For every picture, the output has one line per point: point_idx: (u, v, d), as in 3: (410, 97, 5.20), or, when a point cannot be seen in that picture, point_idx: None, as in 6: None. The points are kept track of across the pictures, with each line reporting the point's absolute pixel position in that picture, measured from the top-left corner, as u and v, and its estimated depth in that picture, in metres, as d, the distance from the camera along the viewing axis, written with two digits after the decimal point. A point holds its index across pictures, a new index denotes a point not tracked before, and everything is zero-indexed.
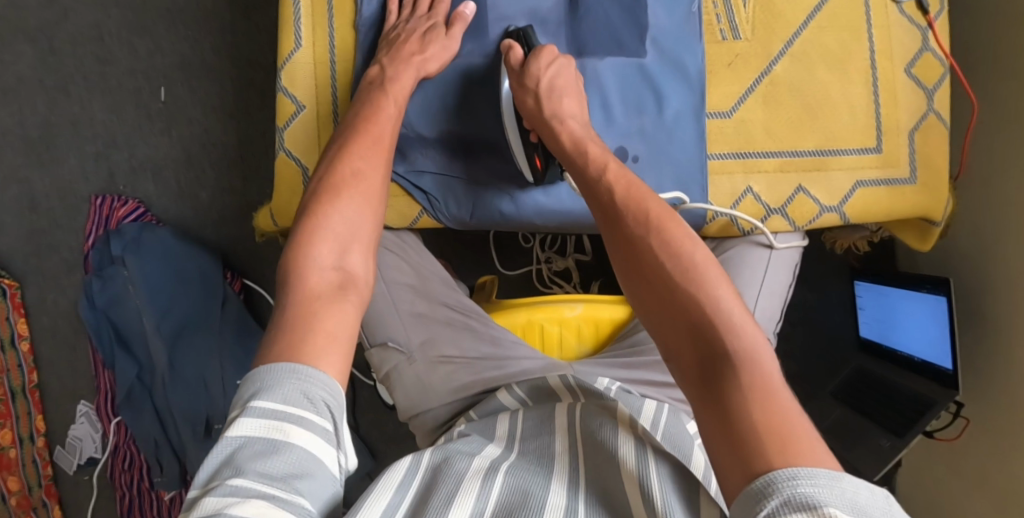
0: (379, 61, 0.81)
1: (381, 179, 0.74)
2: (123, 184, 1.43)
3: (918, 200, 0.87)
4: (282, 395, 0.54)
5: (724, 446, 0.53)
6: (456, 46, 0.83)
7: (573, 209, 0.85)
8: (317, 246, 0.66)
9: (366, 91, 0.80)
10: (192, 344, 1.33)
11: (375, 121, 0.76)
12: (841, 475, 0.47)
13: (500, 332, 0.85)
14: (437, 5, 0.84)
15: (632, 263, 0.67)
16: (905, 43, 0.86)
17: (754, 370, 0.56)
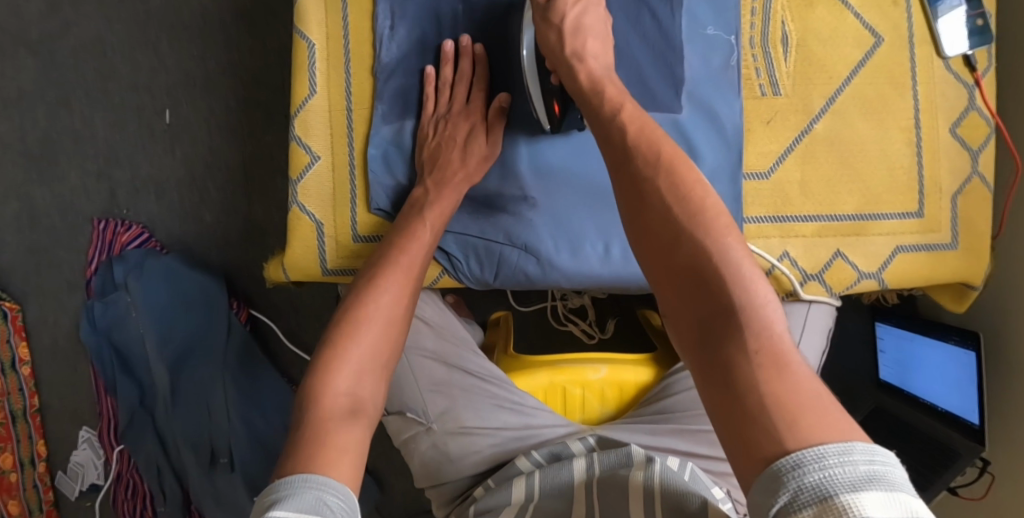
0: (422, 181, 0.78)
1: (403, 310, 0.71)
2: (125, 205, 1.38)
3: (957, 266, 0.83)
4: (297, 503, 0.49)
5: (730, 425, 0.49)
6: (495, 154, 0.80)
7: (602, 274, 0.80)
8: (336, 373, 0.64)
9: (406, 215, 0.77)
10: (195, 373, 1.30)
11: (408, 248, 0.74)
12: (852, 448, 0.44)
13: (522, 398, 0.81)
14: (474, 97, 0.80)
15: (636, 209, 0.61)
16: (950, 101, 0.82)
17: (761, 335, 0.51)
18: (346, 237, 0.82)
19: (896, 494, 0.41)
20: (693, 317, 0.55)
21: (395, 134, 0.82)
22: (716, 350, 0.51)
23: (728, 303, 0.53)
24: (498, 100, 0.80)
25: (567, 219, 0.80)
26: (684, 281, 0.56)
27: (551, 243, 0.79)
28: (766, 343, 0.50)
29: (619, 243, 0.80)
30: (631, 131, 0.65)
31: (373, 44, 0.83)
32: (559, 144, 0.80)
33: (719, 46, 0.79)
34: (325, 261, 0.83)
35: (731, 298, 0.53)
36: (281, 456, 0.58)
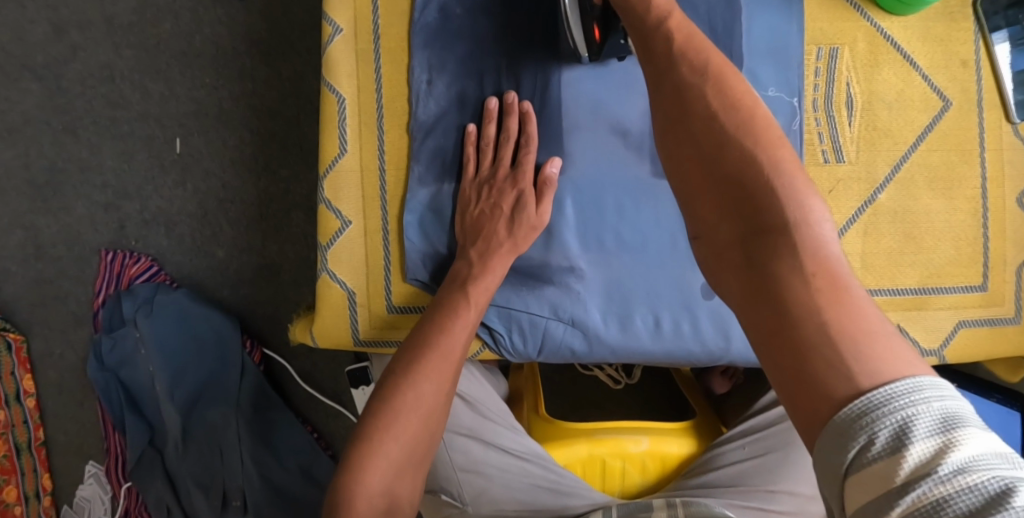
0: (467, 252, 0.73)
1: (444, 395, 0.67)
2: (134, 237, 1.33)
3: (1022, 342, 0.79)
4: None
5: (782, 349, 0.47)
6: (543, 223, 0.74)
7: (652, 349, 0.76)
8: (370, 474, 0.61)
9: (446, 289, 0.72)
10: (208, 414, 1.26)
11: (452, 328, 0.69)
12: (920, 381, 0.43)
13: (561, 477, 0.76)
14: (520, 158, 0.75)
15: (676, 124, 0.58)
16: (1019, 169, 0.78)
17: (818, 253, 0.49)
18: (379, 307, 0.78)
19: (972, 428, 0.41)
20: (741, 233, 0.52)
21: (432, 199, 0.78)
22: (771, 270, 0.48)
23: (777, 220, 0.51)
24: (550, 164, 0.75)
25: (614, 294, 0.76)
26: (729, 195, 0.53)
27: (598, 317, 0.76)
28: (820, 263, 0.48)
29: (669, 318, 0.76)
30: (677, 43, 0.61)
31: (409, 99, 0.78)
32: (593, 75, 0.77)
33: (781, 108, 0.75)
34: (356, 331, 0.78)
35: (781, 214, 0.51)
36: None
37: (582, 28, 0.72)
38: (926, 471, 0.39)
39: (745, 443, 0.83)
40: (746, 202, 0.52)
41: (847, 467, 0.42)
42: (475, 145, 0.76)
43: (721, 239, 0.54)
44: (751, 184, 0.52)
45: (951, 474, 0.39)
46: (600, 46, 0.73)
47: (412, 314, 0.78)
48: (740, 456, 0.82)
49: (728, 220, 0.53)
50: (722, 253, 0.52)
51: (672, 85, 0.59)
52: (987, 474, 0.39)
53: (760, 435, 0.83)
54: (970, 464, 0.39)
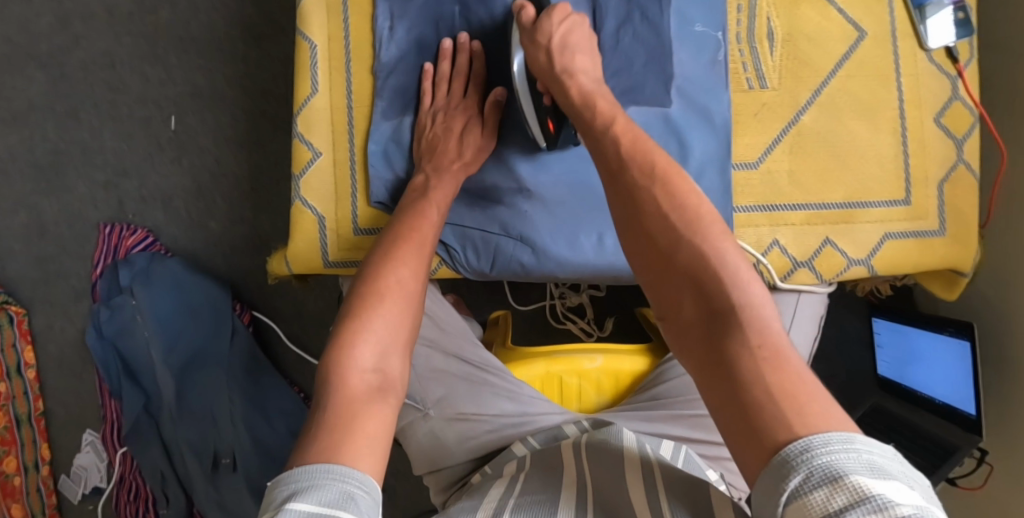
0: (422, 167, 0.81)
1: (420, 281, 0.72)
2: (132, 213, 1.41)
3: (946, 253, 0.85)
4: (321, 499, 0.50)
5: (734, 409, 0.53)
6: (490, 146, 0.83)
7: (595, 263, 0.82)
8: (357, 351, 0.63)
9: (408, 199, 0.78)
10: (201, 378, 1.31)
11: (419, 226, 0.75)
12: (852, 437, 0.47)
13: (519, 387, 0.84)
14: (470, 91, 0.84)
15: (634, 217, 0.65)
16: (934, 93, 0.84)
17: (762, 330, 0.55)
18: (347, 230, 0.85)
19: (900, 481, 0.45)
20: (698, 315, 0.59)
21: (394, 131, 0.85)
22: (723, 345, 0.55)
23: (728, 306, 0.58)
24: (494, 94, 0.83)
25: (562, 213, 0.82)
26: (685, 283, 0.61)
27: (543, 233, 0.82)
28: (765, 339, 0.55)
29: (612, 234, 0.82)
30: (625, 145, 0.68)
31: (373, 42, 0.85)
32: (557, 159, 0.82)
33: (707, 43, 0.82)
34: (326, 253, 0.85)
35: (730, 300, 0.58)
36: (301, 445, 0.57)
37: (539, 119, 0.79)
38: (856, 504, 0.42)
39: None
40: (700, 290, 0.59)
41: (785, 500, 0.46)
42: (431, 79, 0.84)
43: (685, 322, 0.60)
44: (702, 276, 0.60)
45: (880, 503, 0.42)
46: (555, 135, 0.78)
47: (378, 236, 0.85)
48: None
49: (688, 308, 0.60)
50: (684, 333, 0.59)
51: (627, 186, 0.66)
52: (911, 512, 0.42)
53: None
54: (896, 503, 0.42)
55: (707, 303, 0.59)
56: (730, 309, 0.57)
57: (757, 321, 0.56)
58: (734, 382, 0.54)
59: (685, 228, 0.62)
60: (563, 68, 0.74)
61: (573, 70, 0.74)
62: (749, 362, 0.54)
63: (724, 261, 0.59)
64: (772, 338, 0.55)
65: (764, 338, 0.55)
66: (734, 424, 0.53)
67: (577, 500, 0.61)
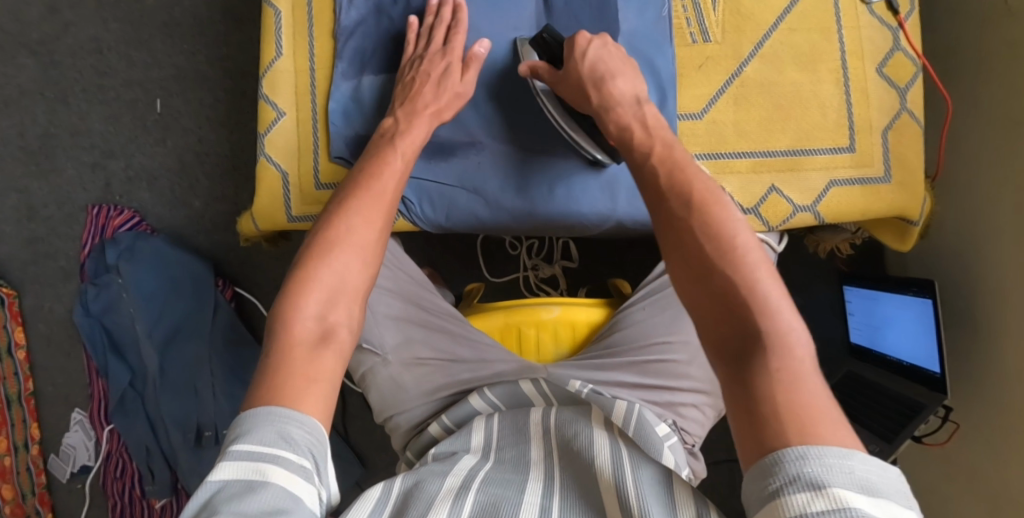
0: (394, 111, 0.81)
1: (378, 232, 0.71)
2: (118, 194, 1.45)
3: (893, 199, 0.86)
4: (258, 438, 0.53)
5: (743, 423, 0.51)
6: (468, 92, 0.83)
7: (546, 212, 0.84)
8: (304, 299, 0.64)
9: (377, 143, 0.78)
10: (183, 351, 1.34)
11: (381, 176, 0.74)
12: (852, 453, 0.45)
13: (477, 335, 0.87)
14: (453, 38, 0.83)
15: (666, 229, 0.62)
16: (876, 44, 0.86)
17: (784, 352, 0.52)
18: (309, 186, 0.87)
19: (886, 502, 0.43)
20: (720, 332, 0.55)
21: (354, 91, 0.87)
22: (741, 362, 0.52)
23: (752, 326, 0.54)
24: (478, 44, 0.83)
25: (513, 164, 0.85)
26: (713, 296, 0.57)
27: (494, 184, 0.84)
28: (786, 360, 0.51)
29: (562, 183, 0.84)
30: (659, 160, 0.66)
31: (334, 8, 0.89)
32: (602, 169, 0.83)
33: (651, 0, 0.86)
34: (290, 208, 0.88)
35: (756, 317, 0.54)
36: (252, 385, 0.60)
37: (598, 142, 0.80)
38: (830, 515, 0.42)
39: (646, 304, 0.87)
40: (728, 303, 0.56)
41: (764, 496, 0.45)
42: (416, 31, 0.85)
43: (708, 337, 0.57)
44: (733, 291, 0.56)
45: None
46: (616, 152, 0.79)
47: None
48: (643, 315, 0.87)
49: (716, 321, 0.56)
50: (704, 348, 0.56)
51: (661, 202, 0.64)
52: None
53: (663, 294, 0.88)
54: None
55: (732, 319, 0.55)
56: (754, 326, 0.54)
57: (781, 339, 0.53)
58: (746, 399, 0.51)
59: (718, 242, 0.58)
60: (602, 102, 0.74)
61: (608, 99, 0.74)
62: (764, 381, 0.51)
63: (756, 280, 0.56)
64: (793, 361, 0.51)
65: (786, 360, 0.51)
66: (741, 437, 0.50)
67: (545, 478, 0.61)
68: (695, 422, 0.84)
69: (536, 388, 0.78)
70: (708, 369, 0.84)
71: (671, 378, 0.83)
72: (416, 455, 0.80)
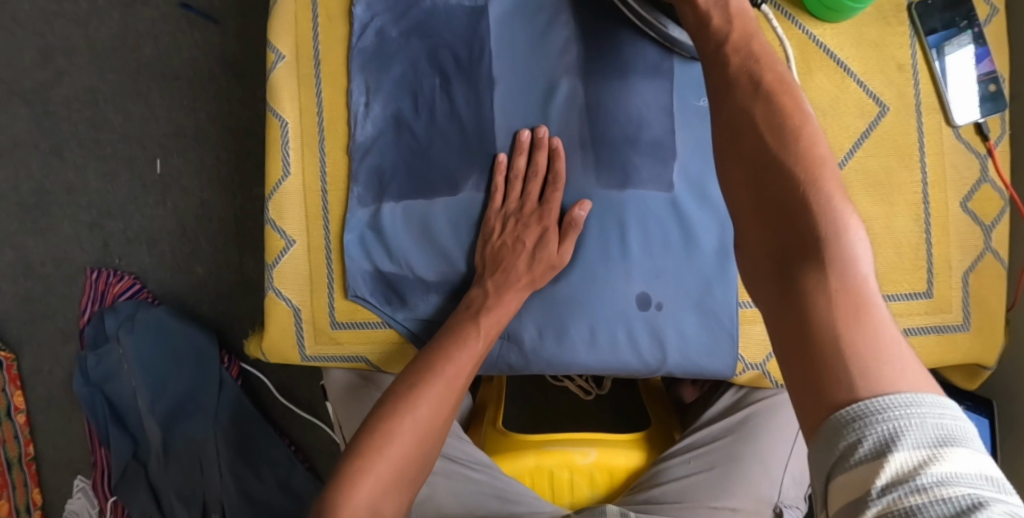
0: (483, 280, 0.74)
1: (442, 426, 0.68)
2: (117, 255, 1.36)
3: (969, 348, 0.78)
4: None
5: (796, 353, 0.44)
6: (563, 262, 0.75)
7: (587, 362, 0.76)
8: (357, 491, 0.60)
9: (460, 317, 0.72)
10: (189, 426, 1.27)
11: (456, 355, 0.70)
12: (921, 398, 0.39)
13: (506, 484, 0.79)
14: (552, 198, 0.76)
15: (727, 132, 0.55)
16: (961, 173, 0.77)
17: (846, 267, 0.44)
18: (323, 323, 0.79)
19: (962, 451, 0.36)
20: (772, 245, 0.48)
21: (372, 218, 0.78)
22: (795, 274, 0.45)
23: (811, 234, 0.47)
24: (579, 209, 0.75)
25: (552, 310, 0.77)
26: (769, 203, 0.50)
27: (531, 330, 0.77)
28: (848, 276, 0.44)
29: (604, 333, 0.76)
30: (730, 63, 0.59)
31: (348, 122, 0.80)
32: (678, 305, 0.76)
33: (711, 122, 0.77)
34: (302, 346, 0.80)
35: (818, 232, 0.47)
36: None
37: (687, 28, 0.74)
38: (899, 481, 0.35)
39: (690, 458, 0.80)
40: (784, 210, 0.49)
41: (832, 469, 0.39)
42: (507, 178, 0.76)
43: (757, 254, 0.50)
44: (795, 197, 0.49)
45: (930, 484, 0.35)
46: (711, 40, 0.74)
47: (357, 330, 0.79)
48: (685, 471, 0.79)
49: (768, 227, 0.49)
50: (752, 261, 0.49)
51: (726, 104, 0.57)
52: (966, 492, 0.34)
53: (709, 449, 0.80)
54: (950, 483, 0.35)
55: (786, 229, 0.48)
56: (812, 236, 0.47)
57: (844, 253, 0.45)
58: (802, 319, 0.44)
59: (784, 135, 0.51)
60: None
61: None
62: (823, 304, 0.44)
63: (822, 181, 0.49)
64: (856, 276, 0.44)
65: (846, 276, 0.44)
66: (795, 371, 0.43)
67: None
68: None
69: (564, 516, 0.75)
70: None
71: None
72: None
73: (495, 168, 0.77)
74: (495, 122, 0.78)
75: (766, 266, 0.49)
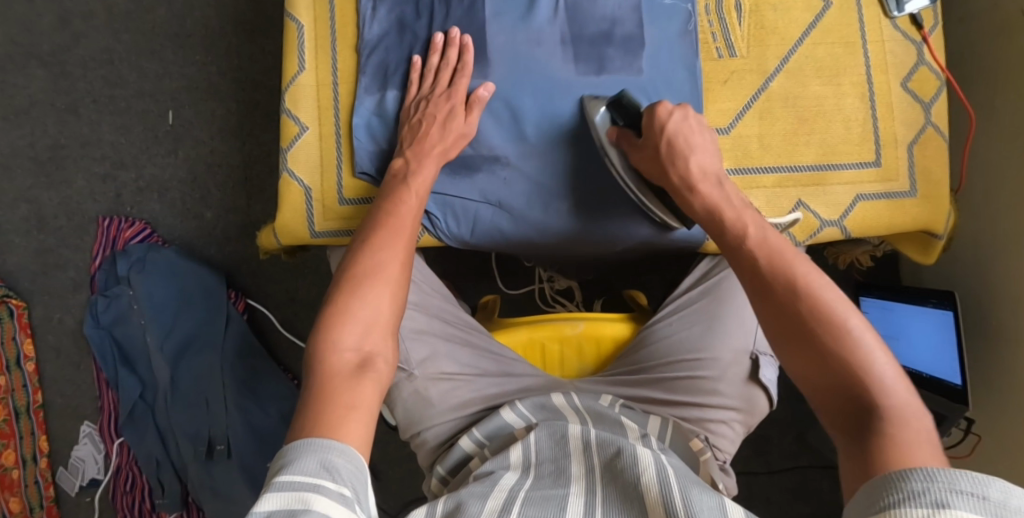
0: (403, 152, 0.83)
1: (401, 268, 0.74)
2: (129, 205, 1.43)
3: (918, 214, 0.86)
4: (299, 469, 0.53)
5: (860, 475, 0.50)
6: (472, 131, 0.84)
7: (570, 227, 0.86)
8: (341, 333, 0.66)
9: (390, 184, 0.81)
10: (195, 364, 1.32)
11: (398, 212, 0.78)
12: (989, 480, 0.41)
13: (502, 350, 0.86)
14: (457, 79, 0.84)
15: (771, 309, 0.61)
16: (900, 58, 0.86)
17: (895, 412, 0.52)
18: (332, 201, 0.88)
19: None
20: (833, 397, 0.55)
21: (377, 105, 0.88)
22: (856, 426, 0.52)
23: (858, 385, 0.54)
24: (482, 90, 0.84)
25: (537, 184, 0.85)
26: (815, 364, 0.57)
27: (523, 200, 0.85)
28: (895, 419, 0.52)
29: (586, 202, 0.85)
30: (755, 243, 0.66)
31: (357, 23, 0.90)
32: None
33: (678, 15, 0.86)
34: (313, 223, 0.88)
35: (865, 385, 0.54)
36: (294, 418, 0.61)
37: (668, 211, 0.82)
38: None
39: (672, 320, 0.87)
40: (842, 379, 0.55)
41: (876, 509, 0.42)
42: (420, 73, 0.86)
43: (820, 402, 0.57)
44: (846, 371, 0.55)
45: None
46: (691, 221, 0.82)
47: (361, 206, 0.88)
48: (669, 331, 0.86)
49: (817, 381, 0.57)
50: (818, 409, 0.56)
51: (763, 281, 0.63)
52: None
53: (688, 310, 0.87)
54: None
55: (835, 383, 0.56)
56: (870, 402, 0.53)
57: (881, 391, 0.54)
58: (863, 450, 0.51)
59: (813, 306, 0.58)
60: (686, 180, 0.75)
61: (693, 184, 0.74)
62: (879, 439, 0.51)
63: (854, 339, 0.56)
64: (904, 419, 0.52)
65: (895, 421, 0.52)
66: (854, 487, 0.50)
67: (586, 493, 0.63)
68: (725, 439, 0.83)
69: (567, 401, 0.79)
70: (738, 385, 0.83)
71: (701, 394, 0.83)
72: (449, 469, 0.78)
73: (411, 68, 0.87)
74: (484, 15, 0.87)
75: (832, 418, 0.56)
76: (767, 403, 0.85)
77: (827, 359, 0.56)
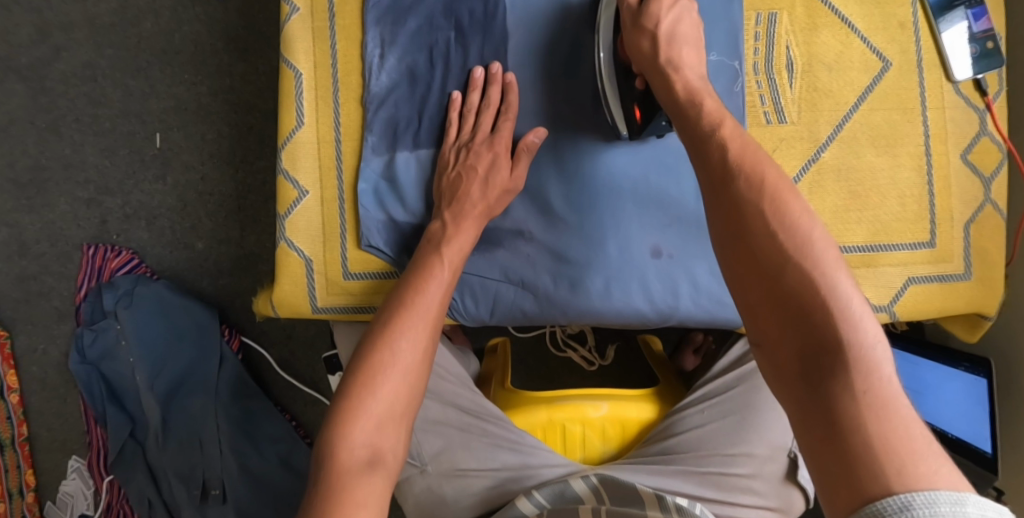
0: (441, 213, 0.75)
1: (422, 356, 0.67)
2: (115, 232, 1.33)
3: (971, 297, 0.80)
4: None
5: (826, 449, 0.44)
6: (517, 187, 0.77)
7: (600, 308, 0.78)
8: (354, 425, 0.60)
9: (423, 251, 0.74)
10: (187, 403, 1.23)
11: (424, 293, 0.70)
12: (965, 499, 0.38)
13: (520, 437, 0.79)
14: (501, 126, 0.77)
15: (734, 234, 0.55)
16: (961, 127, 0.79)
17: (871, 372, 0.45)
18: (336, 274, 0.81)
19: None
20: (799, 350, 0.49)
21: (385, 168, 0.80)
22: (823, 385, 0.46)
23: (835, 336, 0.48)
24: (531, 135, 0.77)
25: (562, 264, 0.78)
26: (786, 310, 0.50)
27: (549, 281, 0.79)
28: (874, 379, 0.45)
29: (618, 283, 0.78)
30: (732, 154, 0.58)
31: (362, 72, 0.81)
32: (678, 244, 0.78)
33: (725, 72, 0.77)
34: (314, 298, 0.81)
35: (840, 335, 0.48)
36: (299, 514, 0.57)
37: (625, 106, 0.75)
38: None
39: (704, 408, 0.81)
40: (803, 318, 0.49)
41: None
42: (459, 111, 0.78)
43: (781, 356, 0.51)
44: (810, 304, 0.49)
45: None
46: (641, 126, 0.75)
47: (368, 280, 0.81)
48: (700, 421, 0.81)
49: (784, 335, 0.50)
50: (777, 367, 0.50)
51: (728, 197, 0.56)
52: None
53: (719, 398, 0.82)
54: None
55: (805, 334, 0.49)
56: (833, 342, 0.48)
57: (859, 344, 0.47)
58: (833, 418, 0.45)
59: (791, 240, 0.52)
60: (669, 62, 0.68)
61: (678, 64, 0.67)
62: (852, 406, 0.45)
63: (833, 285, 0.49)
64: (882, 381, 0.45)
65: (872, 381, 0.45)
66: (821, 463, 0.44)
67: None
68: None
69: (586, 484, 0.73)
70: (773, 483, 0.79)
71: (734, 492, 0.77)
72: None
73: (450, 105, 0.79)
74: (512, 69, 0.79)
75: (794, 372, 0.49)
76: (802, 501, 0.81)
77: (787, 292, 0.50)
